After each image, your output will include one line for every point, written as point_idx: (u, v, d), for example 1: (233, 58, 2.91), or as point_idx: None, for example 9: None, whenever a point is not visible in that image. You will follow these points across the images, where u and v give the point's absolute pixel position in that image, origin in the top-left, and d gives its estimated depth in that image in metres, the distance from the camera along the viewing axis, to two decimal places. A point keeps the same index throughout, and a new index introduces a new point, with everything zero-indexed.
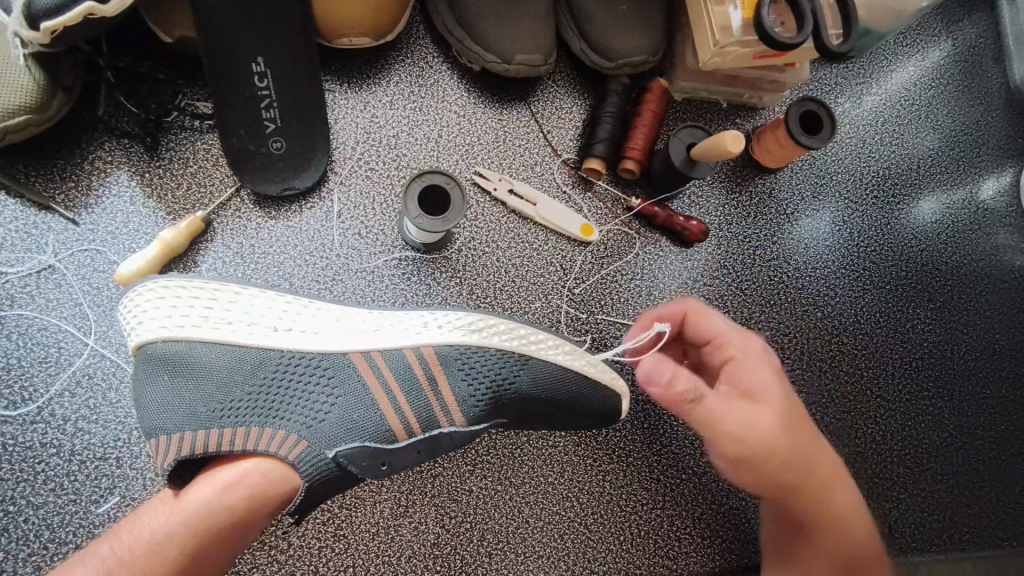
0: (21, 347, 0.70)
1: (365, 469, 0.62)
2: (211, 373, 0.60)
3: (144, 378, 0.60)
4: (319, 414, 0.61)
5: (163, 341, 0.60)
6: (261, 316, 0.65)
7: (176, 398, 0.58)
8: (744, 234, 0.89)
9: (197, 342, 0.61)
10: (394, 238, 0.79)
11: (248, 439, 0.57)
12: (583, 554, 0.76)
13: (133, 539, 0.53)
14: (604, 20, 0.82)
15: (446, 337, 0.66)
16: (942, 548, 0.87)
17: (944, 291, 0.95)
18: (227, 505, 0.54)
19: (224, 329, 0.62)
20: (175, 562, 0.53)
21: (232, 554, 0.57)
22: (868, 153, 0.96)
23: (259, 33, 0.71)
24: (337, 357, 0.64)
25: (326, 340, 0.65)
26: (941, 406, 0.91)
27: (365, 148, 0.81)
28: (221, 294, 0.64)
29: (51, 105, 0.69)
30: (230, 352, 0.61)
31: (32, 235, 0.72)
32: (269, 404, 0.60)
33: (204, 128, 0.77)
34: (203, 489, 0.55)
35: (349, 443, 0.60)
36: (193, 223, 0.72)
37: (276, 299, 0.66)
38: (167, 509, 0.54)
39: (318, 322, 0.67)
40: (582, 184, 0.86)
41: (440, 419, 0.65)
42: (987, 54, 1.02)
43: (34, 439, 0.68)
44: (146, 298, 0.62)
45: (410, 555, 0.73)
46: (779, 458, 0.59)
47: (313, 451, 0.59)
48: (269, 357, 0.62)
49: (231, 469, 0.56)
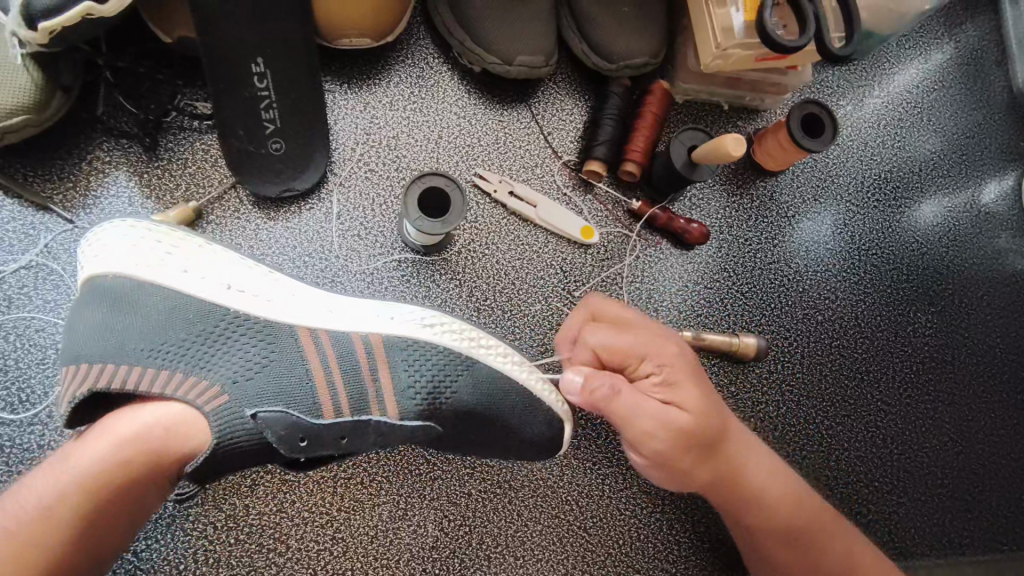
0: (19, 348, 0.69)
1: (282, 441, 0.56)
2: (148, 313, 0.57)
3: (84, 307, 0.58)
4: (250, 371, 0.57)
5: (113, 276, 0.59)
6: (218, 272, 0.63)
7: (108, 329, 0.56)
8: (745, 236, 0.89)
9: (146, 283, 0.59)
10: (393, 240, 0.79)
11: (169, 382, 0.54)
12: (583, 558, 0.76)
13: (17, 508, 0.47)
14: (605, 21, 0.82)
15: (397, 329, 0.65)
16: (942, 553, 0.87)
17: (945, 295, 0.94)
18: (123, 458, 0.49)
19: (177, 275, 0.61)
20: (70, 525, 0.47)
21: (133, 522, 0.51)
22: (870, 157, 0.95)
23: (258, 34, 0.70)
24: (283, 327, 0.62)
25: (277, 310, 0.63)
26: (943, 410, 0.91)
27: (366, 149, 0.81)
28: (184, 244, 0.63)
29: (49, 105, 0.68)
30: (174, 298, 0.59)
31: (30, 236, 0.71)
32: (200, 353, 0.57)
33: (203, 128, 0.76)
34: (99, 444, 0.49)
35: (271, 406, 0.56)
36: (184, 212, 0.72)
37: (238, 263, 0.65)
38: (53, 468, 0.48)
39: (274, 291, 0.65)
40: (583, 186, 0.85)
41: (372, 406, 0.61)
42: (990, 57, 1.02)
43: (31, 441, 0.67)
44: (105, 235, 0.61)
45: (409, 559, 0.73)
46: (708, 450, 0.61)
47: (232, 409, 0.55)
48: (215, 310, 0.60)
49: (130, 421, 0.51)
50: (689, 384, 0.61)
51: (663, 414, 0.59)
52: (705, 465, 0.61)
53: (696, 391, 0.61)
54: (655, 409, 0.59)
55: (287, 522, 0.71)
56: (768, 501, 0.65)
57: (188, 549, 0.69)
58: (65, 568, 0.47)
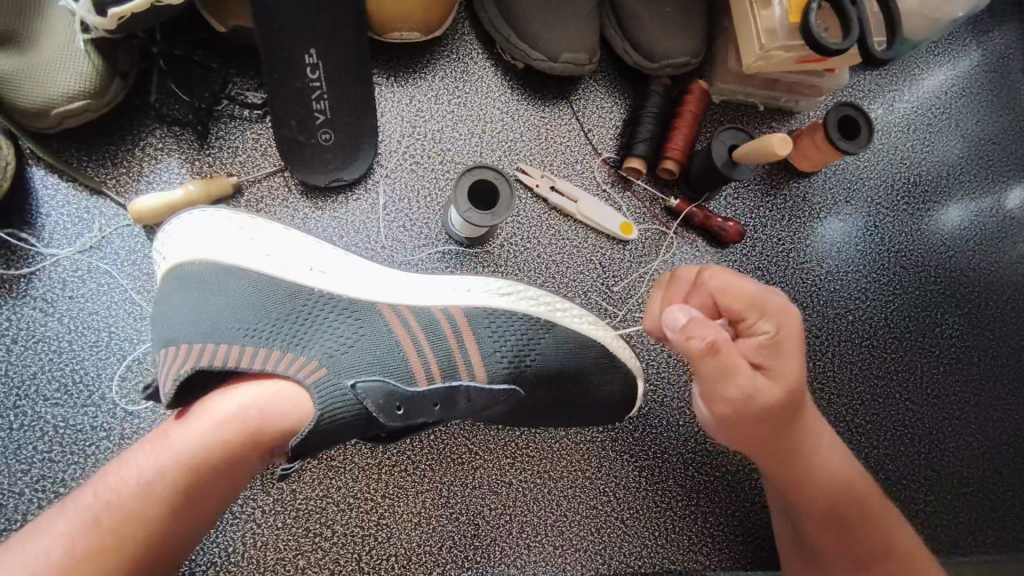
0: (73, 330, 0.70)
1: (383, 409, 0.57)
2: (241, 296, 0.59)
3: (174, 292, 0.60)
4: (344, 344, 0.58)
5: (200, 263, 0.61)
6: (298, 257, 0.66)
7: (202, 311, 0.57)
8: (778, 237, 0.90)
9: (233, 266, 0.62)
10: (437, 231, 0.80)
11: (268, 359, 0.54)
12: (621, 549, 0.77)
13: (121, 480, 0.48)
14: (649, 20, 0.83)
15: (474, 299, 0.69)
16: (968, 551, 0.88)
17: (972, 297, 0.96)
18: (223, 440, 0.50)
19: (261, 259, 0.63)
20: (167, 501, 0.48)
21: (226, 500, 0.52)
22: (900, 160, 0.97)
23: (313, 26, 0.71)
24: (365, 303, 0.64)
25: (357, 289, 0.65)
26: (969, 410, 0.93)
27: (411, 142, 0.82)
28: (262, 228, 0.66)
29: (108, 91, 0.69)
30: (260, 280, 0.61)
31: (85, 220, 0.72)
32: (297, 331, 0.57)
33: (253, 117, 0.77)
34: (198, 424, 0.50)
35: (368, 376, 0.57)
36: (222, 184, 0.72)
37: (318, 246, 0.68)
38: (156, 445, 0.50)
39: (351, 272, 0.67)
40: (621, 183, 0.86)
41: (461, 370, 0.64)
42: (1016, 65, 1.03)
43: (84, 423, 0.68)
44: (186, 222, 0.64)
45: (451, 546, 0.74)
46: (777, 423, 0.60)
47: (332, 381, 0.55)
48: (301, 289, 0.62)
49: (228, 403, 0.52)
50: (793, 355, 0.59)
51: (759, 386, 0.58)
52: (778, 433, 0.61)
53: (797, 366, 0.59)
54: (746, 376, 0.58)
55: (333, 507, 0.72)
56: (831, 476, 0.66)
57: (236, 532, 0.70)
58: (166, 539, 0.49)
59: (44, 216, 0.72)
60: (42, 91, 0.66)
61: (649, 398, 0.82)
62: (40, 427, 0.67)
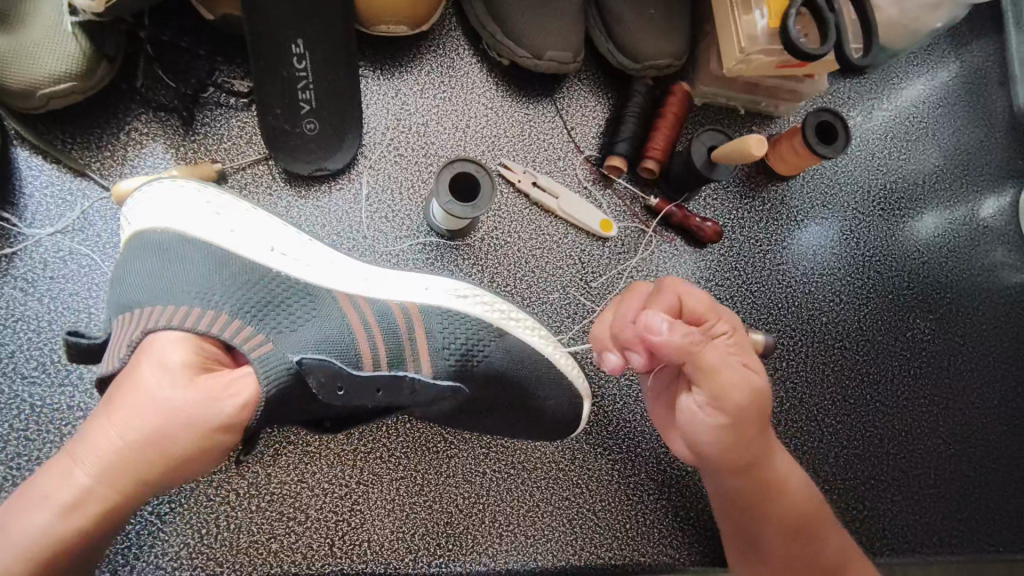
0: (53, 310, 0.71)
1: (324, 388, 0.57)
2: (197, 263, 0.60)
3: (133, 257, 0.61)
4: (295, 324, 0.60)
5: (161, 231, 0.62)
6: (261, 237, 0.67)
7: (158, 277, 0.58)
8: (755, 238, 0.92)
9: (194, 236, 0.62)
10: (418, 223, 0.81)
11: (217, 323, 0.55)
12: (592, 540, 0.78)
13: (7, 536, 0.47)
14: (633, 22, 0.84)
15: (432, 298, 0.70)
16: (933, 551, 0.90)
17: (943, 302, 0.98)
18: (113, 477, 0.49)
19: (224, 234, 0.64)
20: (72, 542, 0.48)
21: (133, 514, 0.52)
22: (876, 167, 0.99)
23: (300, 17, 0.72)
24: (323, 290, 0.65)
25: (317, 274, 0.67)
26: (937, 413, 0.94)
27: (395, 134, 0.83)
28: (231, 206, 0.67)
29: (95, 73, 0.70)
30: (220, 252, 0.62)
31: (67, 201, 0.73)
32: (251, 300, 0.59)
33: (239, 105, 0.78)
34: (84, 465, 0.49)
35: (314, 353, 0.57)
36: (206, 169, 0.73)
37: (283, 229, 0.69)
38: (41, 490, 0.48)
39: (313, 257, 0.68)
40: (603, 181, 0.88)
41: (409, 360, 0.65)
42: (993, 78, 1.05)
43: (61, 402, 0.69)
44: (154, 193, 0.65)
45: (423, 533, 0.75)
46: (759, 422, 0.60)
47: (276, 355, 0.56)
48: (260, 268, 0.63)
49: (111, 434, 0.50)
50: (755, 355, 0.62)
51: (749, 378, 0.58)
52: (757, 436, 0.61)
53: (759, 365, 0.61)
54: (736, 370, 0.57)
55: (307, 492, 0.73)
56: (792, 482, 0.67)
57: (210, 514, 0.71)
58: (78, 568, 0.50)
59: (27, 196, 0.72)
60: (30, 72, 0.66)
61: (624, 393, 0.83)
62: (17, 405, 0.68)
